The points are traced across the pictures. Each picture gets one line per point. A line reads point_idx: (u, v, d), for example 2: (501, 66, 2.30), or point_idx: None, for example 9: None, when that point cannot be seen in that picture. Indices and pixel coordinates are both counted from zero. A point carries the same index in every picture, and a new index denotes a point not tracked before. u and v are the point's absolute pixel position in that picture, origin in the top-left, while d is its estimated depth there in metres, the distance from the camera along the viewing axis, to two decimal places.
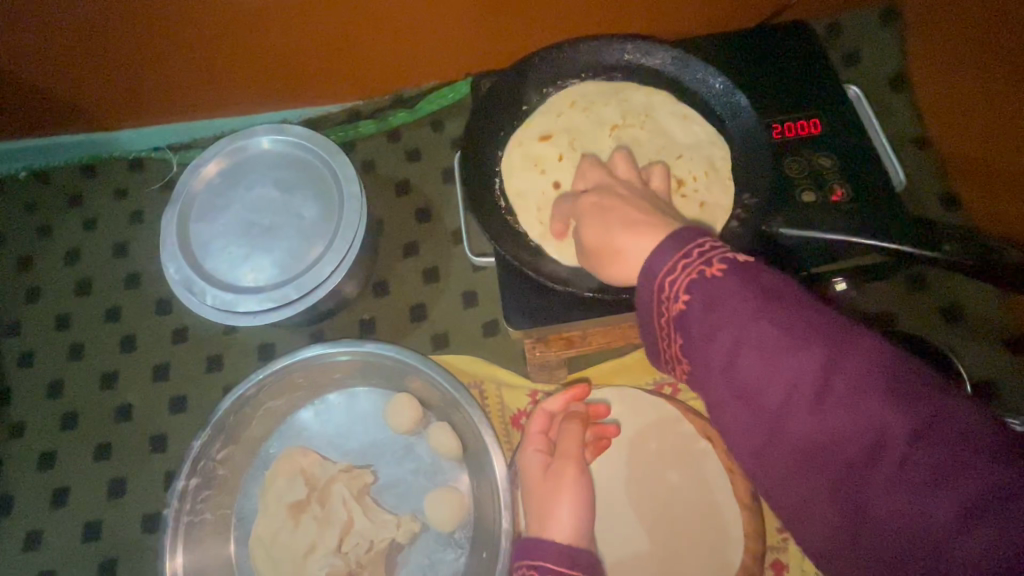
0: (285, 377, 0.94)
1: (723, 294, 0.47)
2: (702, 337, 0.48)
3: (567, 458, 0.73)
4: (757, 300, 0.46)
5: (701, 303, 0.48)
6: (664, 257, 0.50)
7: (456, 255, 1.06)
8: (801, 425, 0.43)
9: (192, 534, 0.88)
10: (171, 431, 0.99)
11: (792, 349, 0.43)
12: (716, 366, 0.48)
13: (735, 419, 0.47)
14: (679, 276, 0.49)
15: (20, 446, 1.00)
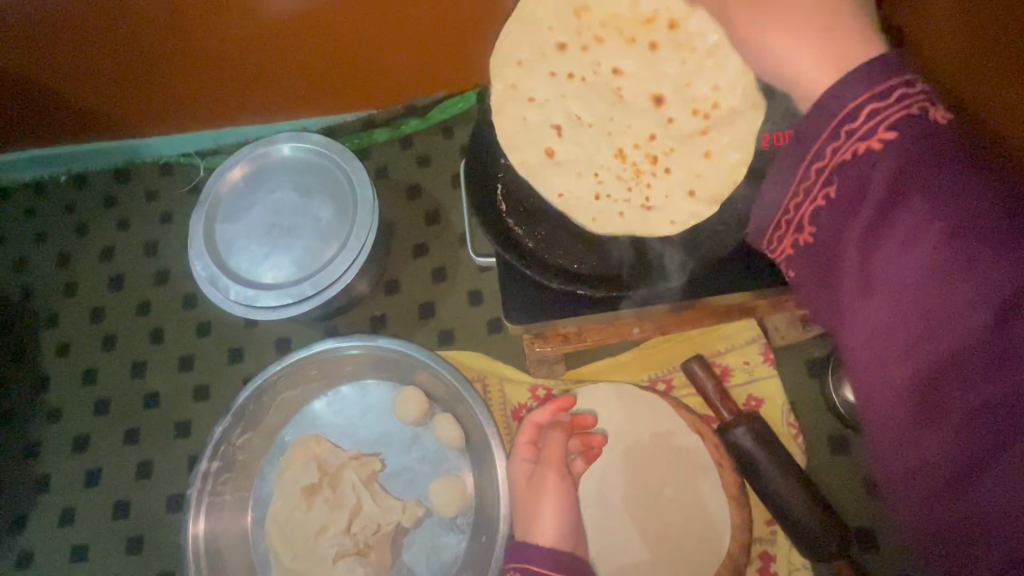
0: (300, 369, 1.00)
1: (900, 185, 0.43)
2: (851, 225, 0.45)
3: (549, 471, 0.83)
4: (943, 225, 0.41)
5: (900, 152, 0.43)
6: (877, 65, 0.44)
7: (463, 256, 1.11)
8: (946, 369, 0.41)
9: (212, 513, 0.94)
10: (195, 418, 1.06)
11: (968, 286, 0.39)
12: (885, 195, 0.43)
13: (868, 336, 0.45)
14: (843, 142, 0.45)
15: (57, 429, 1.08)
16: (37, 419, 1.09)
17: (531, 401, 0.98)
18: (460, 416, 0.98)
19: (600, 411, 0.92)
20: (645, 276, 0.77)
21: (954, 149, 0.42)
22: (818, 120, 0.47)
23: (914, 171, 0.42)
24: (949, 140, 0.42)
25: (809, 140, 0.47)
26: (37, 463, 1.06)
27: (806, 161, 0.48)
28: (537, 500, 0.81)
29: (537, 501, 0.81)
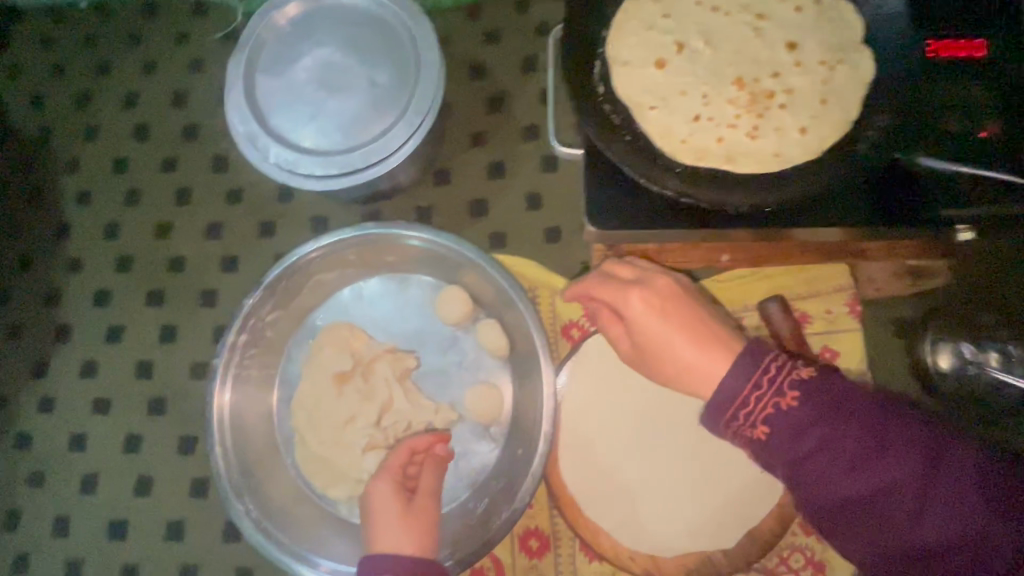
0: (338, 251, 0.92)
1: (799, 422, 0.56)
2: (790, 439, 0.56)
3: (382, 474, 0.76)
4: (823, 412, 0.55)
5: (798, 412, 0.56)
6: (745, 361, 0.59)
7: (526, 153, 0.99)
8: (856, 482, 0.53)
9: (239, 387, 0.90)
10: (221, 289, 0.99)
11: (843, 419, 0.55)
12: (799, 442, 0.55)
13: (808, 476, 0.55)
14: (756, 409, 0.58)
15: (78, 280, 1.02)
16: (57, 266, 1.03)
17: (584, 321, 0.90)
18: (508, 325, 0.91)
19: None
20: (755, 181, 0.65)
21: (818, 377, 0.57)
22: (718, 411, 0.59)
23: (801, 399, 0.56)
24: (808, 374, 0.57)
25: (731, 388, 0.59)
26: (58, 311, 1.01)
27: (725, 428, 0.60)
28: (420, 522, 0.74)
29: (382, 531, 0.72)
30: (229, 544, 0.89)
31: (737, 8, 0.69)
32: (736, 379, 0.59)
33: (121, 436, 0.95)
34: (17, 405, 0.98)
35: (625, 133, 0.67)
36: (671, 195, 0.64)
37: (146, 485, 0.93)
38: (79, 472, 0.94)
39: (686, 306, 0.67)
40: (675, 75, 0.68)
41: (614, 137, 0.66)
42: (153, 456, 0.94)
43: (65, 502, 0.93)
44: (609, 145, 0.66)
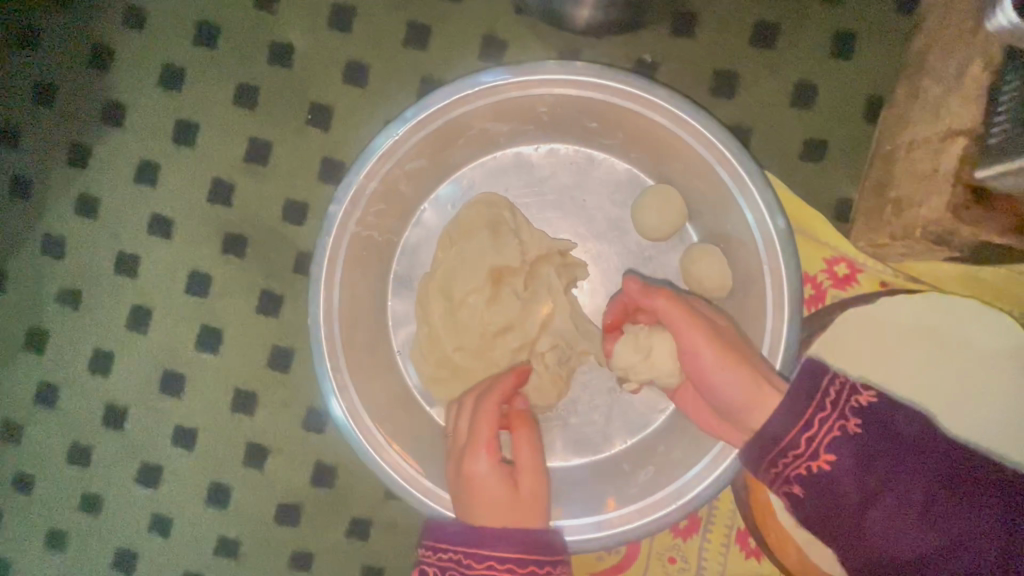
0: (530, 96, 0.63)
1: (874, 456, 0.43)
2: (848, 478, 0.43)
3: (477, 446, 0.57)
4: (894, 437, 0.43)
5: (853, 455, 0.43)
6: (784, 406, 0.47)
7: (812, 20, 0.68)
8: (939, 548, 0.40)
9: (355, 251, 0.66)
10: (340, 107, 0.71)
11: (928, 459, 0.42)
12: (860, 486, 0.43)
13: (887, 540, 0.42)
14: (818, 432, 0.45)
15: (137, 42, 0.72)
16: (108, 13, 0.72)
17: (823, 277, 0.68)
18: (728, 259, 0.67)
19: (983, 353, 0.60)
20: None
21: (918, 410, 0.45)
22: (761, 448, 0.48)
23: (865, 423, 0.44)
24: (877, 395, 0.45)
25: (791, 416, 0.47)
26: (106, 79, 0.72)
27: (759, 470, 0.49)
28: (527, 503, 0.55)
29: (489, 506, 0.55)
30: (312, 433, 0.73)
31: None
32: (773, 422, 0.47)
33: (185, 272, 0.73)
34: (47, 196, 0.73)
35: None
36: None
37: (213, 340, 0.73)
38: (126, 303, 0.73)
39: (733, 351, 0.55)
40: None
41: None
42: (224, 307, 0.73)
43: (111, 334, 0.73)
44: None
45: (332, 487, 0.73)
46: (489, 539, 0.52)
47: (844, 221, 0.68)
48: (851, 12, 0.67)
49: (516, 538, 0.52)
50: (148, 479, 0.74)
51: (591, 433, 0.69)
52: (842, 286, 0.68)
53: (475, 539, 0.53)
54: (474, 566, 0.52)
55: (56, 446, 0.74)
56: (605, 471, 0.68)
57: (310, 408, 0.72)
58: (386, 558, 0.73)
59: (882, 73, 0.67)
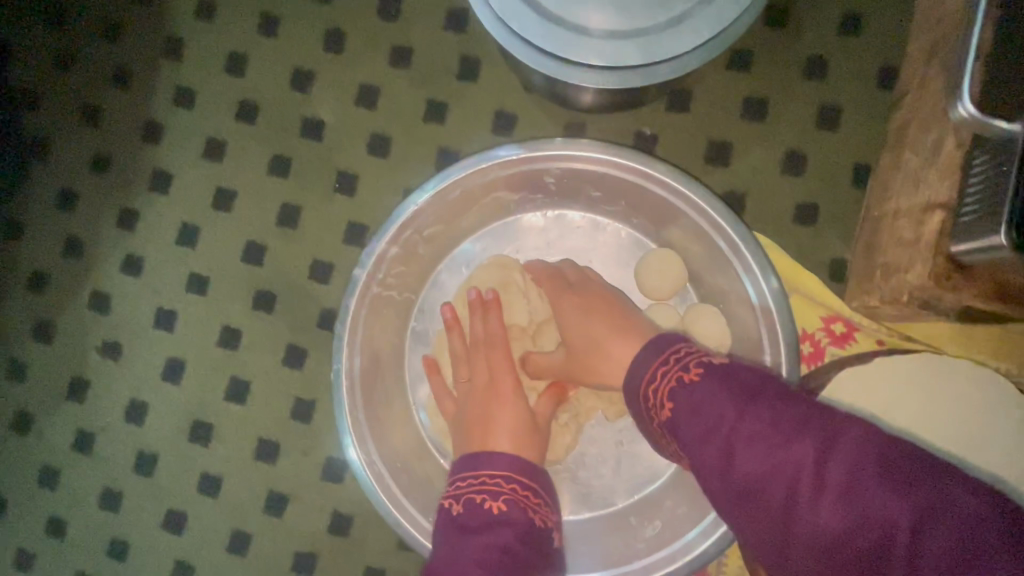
0: (538, 168, 0.69)
1: (728, 404, 0.49)
2: (686, 413, 0.51)
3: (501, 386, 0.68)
4: (794, 411, 0.48)
5: (736, 412, 0.49)
6: (712, 370, 0.52)
7: (799, 97, 0.73)
8: (776, 494, 0.45)
9: (377, 310, 0.71)
10: (366, 175, 0.78)
11: (806, 424, 0.47)
12: (704, 432, 0.49)
13: (741, 461, 0.47)
14: (665, 380, 0.54)
15: (186, 118, 0.80)
16: (161, 93, 0.80)
17: (820, 334, 0.71)
18: (727, 318, 0.70)
19: (954, 398, 0.64)
20: None
21: (839, 420, 0.47)
22: (634, 396, 0.57)
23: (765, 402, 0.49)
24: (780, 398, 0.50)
25: (694, 395, 0.51)
26: (155, 152, 0.80)
27: (682, 416, 0.51)
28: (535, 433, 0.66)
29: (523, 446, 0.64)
30: (330, 482, 0.75)
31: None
32: (697, 400, 0.51)
33: (217, 326, 0.78)
34: (96, 255, 0.80)
35: None
36: None
37: (240, 391, 0.77)
38: (162, 354, 0.78)
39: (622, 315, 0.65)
40: None
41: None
42: (252, 359, 0.77)
43: (146, 384, 0.78)
44: None
45: (348, 536, 0.75)
46: (500, 465, 0.60)
47: (837, 280, 0.72)
48: (835, 89, 0.73)
49: (516, 461, 0.61)
50: (173, 525, 0.77)
51: (596, 487, 0.72)
52: (840, 344, 0.70)
53: (484, 466, 0.61)
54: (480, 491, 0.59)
55: (89, 493, 0.78)
56: (610, 523, 0.71)
57: (329, 458, 0.76)
58: None
59: (866, 142, 0.72)
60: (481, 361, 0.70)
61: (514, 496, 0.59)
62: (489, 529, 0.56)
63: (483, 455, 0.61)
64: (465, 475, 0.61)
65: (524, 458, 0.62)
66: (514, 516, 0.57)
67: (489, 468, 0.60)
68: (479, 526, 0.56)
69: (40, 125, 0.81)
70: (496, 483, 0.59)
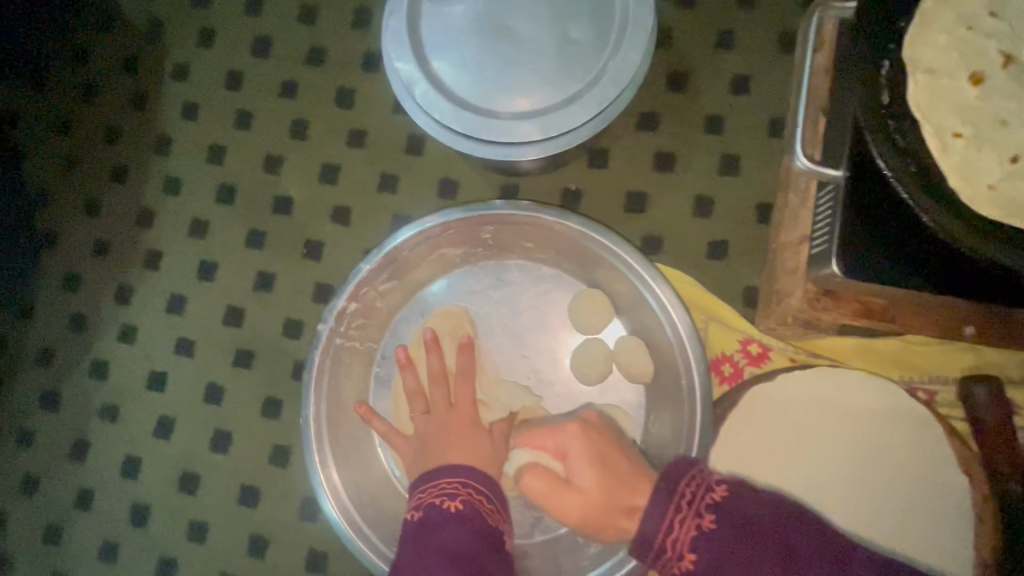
0: (474, 227, 0.79)
1: (682, 530, 0.50)
2: (647, 546, 0.52)
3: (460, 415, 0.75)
4: (740, 523, 0.49)
5: (690, 535, 0.50)
6: (661, 490, 0.53)
7: (701, 148, 0.84)
8: None
9: (340, 360, 0.80)
10: (330, 241, 0.88)
11: (754, 537, 0.48)
12: (676, 559, 0.50)
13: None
14: (639, 522, 0.53)
15: (174, 203, 0.92)
16: (152, 183, 0.93)
17: (738, 356, 0.79)
18: (652, 347, 0.79)
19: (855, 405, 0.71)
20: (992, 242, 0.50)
21: (797, 526, 0.49)
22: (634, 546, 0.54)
23: (717, 516, 0.50)
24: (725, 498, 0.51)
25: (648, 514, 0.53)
26: (148, 235, 0.92)
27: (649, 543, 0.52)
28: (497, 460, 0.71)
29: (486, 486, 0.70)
30: (307, 523, 0.82)
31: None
32: (652, 523, 0.52)
33: (202, 384, 0.87)
34: (97, 328, 0.90)
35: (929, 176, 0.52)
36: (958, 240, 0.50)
37: (224, 442, 0.85)
38: (154, 413, 0.87)
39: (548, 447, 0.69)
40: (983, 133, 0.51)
41: (917, 180, 0.51)
42: (234, 413, 0.86)
43: (140, 442, 0.87)
44: (907, 176, 0.51)
45: (324, 574, 0.81)
46: (459, 472, 0.65)
47: (751, 307, 0.80)
48: (732, 140, 0.83)
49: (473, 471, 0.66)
50: (166, 572, 0.84)
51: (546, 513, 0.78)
52: (756, 363, 0.78)
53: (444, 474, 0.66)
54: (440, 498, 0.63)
55: (89, 546, 0.85)
56: (562, 544, 0.77)
57: (305, 500, 0.83)
58: None
59: (763, 184, 0.82)
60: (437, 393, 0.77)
61: (472, 499, 0.63)
62: (451, 528, 0.59)
63: (442, 468, 0.66)
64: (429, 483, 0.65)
65: (483, 469, 0.67)
66: (472, 514, 0.61)
67: (448, 477, 0.65)
68: (438, 524, 0.59)
69: (50, 218, 0.93)
70: (455, 488, 0.64)
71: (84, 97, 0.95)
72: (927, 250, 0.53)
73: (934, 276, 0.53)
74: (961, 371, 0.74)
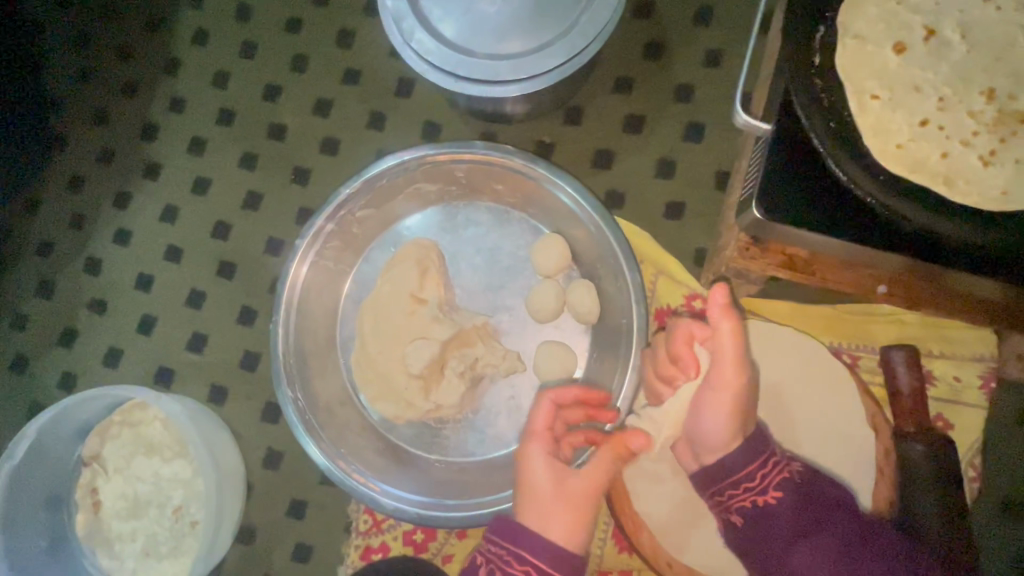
0: (447, 165, 0.85)
1: (797, 505, 0.66)
2: (766, 511, 0.66)
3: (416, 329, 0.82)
4: (851, 526, 0.66)
5: (791, 499, 0.67)
6: (746, 448, 0.68)
7: (670, 115, 0.89)
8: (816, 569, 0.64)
9: (312, 275, 0.86)
10: (317, 169, 0.95)
11: (882, 551, 0.64)
12: (786, 520, 0.66)
13: (806, 556, 0.64)
14: (734, 460, 0.68)
15: (177, 121, 0.98)
16: (159, 100, 0.99)
17: (683, 309, 0.84)
18: (601, 292, 0.84)
19: (768, 356, 0.79)
20: (890, 197, 0.55)
21: (802, 483, 0.69)
22: (708, 481, 0.70)
23: (801, 492, 0.67)
24: (809, 484, 0.69)
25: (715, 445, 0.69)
26: (150, 147, 0.98)
27: (716, 479, 0.69)
28: (570, 502, 0.69)
29: (538, 499, 0.70)
30: (267, 423, 0.89)
31: (1013, 5, 0.56)
32: (731, 461, 0.68)
33: (186, 289, 0.94)
34: (95, 228, 0.97)
35: (844, 130, 0.56)
36: (857, 188, 0.55)
37: (199, 343, 0.92)
38: (138, 311, 0.94)
39: (575, 498, 0.70)
40: (898, 97, 0.57)
41: (832, 133, 0.56)
42: (212, 317, 0.93)
43: (123, 335, 0.94)
44: (822, 127, 0.56)
45: (277, 471, 0.88)
46: (536, 550, 0.66)
47: (698, 266, 0.86)
48: (699, 110, 0.89)
49: (551, 554, 0.66)
50: None
51: (486, 437, 0.84)
52: (699, 318, 0.83)
53: (520, 542, 0.67)
54: (512, 565, 0.66)
55: None
56: (498, 464, 0.83)
57: (268, 402, 0.89)
58: (315, 537, 0.86)
59: (724, 154, 0.87)
60: (395, 307, 0.83)
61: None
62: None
63: (524, 537, 0.67)
64: (509, 550, 0.66)
65: (558, 548, 0.67)
66: None
67: (530, 548, 0.66)
68: None
69: (62, 123, 1.00)
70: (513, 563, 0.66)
71: (103, 15, 1.01)
72: (835, 201, 0.59)
73: (839, 224, 0.58)
74: (886, 341, 0.79)
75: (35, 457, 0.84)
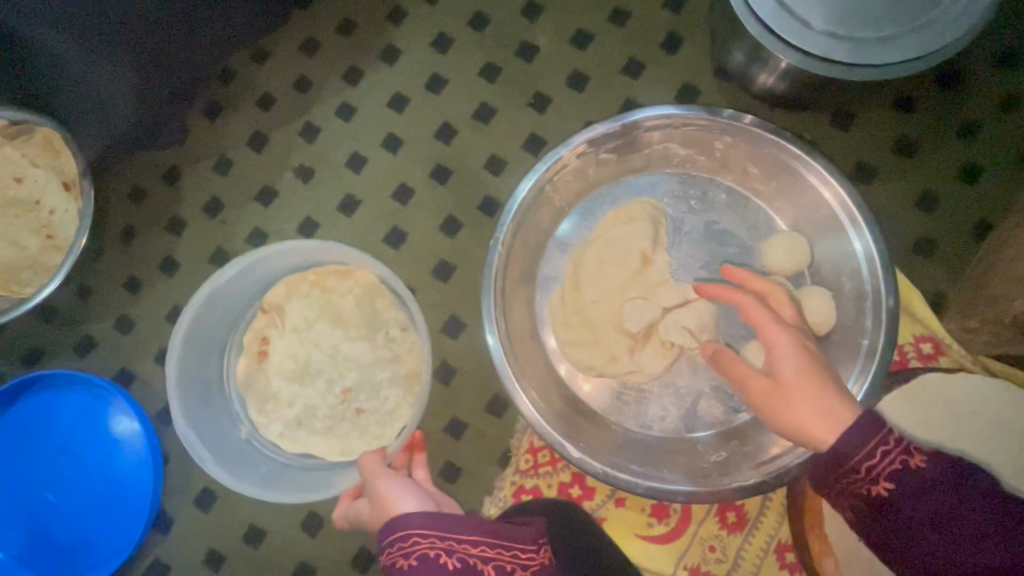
0: (713, 133, 0.81)
1: (920, 490, 0.49)
2: (913, 528, 0.49)
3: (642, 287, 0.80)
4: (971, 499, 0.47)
5: (909, 487, 0.49)
6: (857, 429, 0.51)
7: (946, 148, 0.84)
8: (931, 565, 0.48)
9: (541, 204, 0.83)
10: (559, 101, 0.91)
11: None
12: (910, 519, 0.49)
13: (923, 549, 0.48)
14: (879, 464, 0.50)
15: (427, 12, 0.95)
16: None
17: (909, 349, 0.79)
18: None
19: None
20: None
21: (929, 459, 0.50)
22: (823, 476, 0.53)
23: (907, 470, 0.49)
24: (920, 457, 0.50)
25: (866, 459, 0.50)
26: (392, 31, 0.95)
27: (865, 505, 0.51)
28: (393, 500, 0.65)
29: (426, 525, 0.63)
30: (445, 337, 0.87)
31: None
32: (857, 456, 0.51)
33: (395, 182, 0.92)
34: (318, 96, 0.95)
35: None
36: None
37: (396, 238, 0.90)
38: (342, 190, 0.92)
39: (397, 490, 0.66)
40: None
41: None
42: (415, 216, 0.91)
43: (320, 209, 0.92)
44: None
45: (444, 385, 0.86)
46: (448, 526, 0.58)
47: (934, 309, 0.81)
48: (978, 151, 0.84)
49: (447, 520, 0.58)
50: None
51: (672, 415, 0.81)
52: (925, 362, 0.78)
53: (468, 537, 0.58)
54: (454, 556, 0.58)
55: None
56: (677, 446, 0.81)
57: (451, 317, 0.88)
58: (467, 460, 0.85)
59: (993, 204, 0.82)
60: (623, 258, 0.80)
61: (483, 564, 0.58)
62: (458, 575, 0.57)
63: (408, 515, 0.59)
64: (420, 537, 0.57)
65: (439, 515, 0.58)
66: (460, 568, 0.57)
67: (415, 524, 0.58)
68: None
69: None
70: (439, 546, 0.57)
71: None
72: None
73: None
74: None
75: (238, 280, 0.84)
